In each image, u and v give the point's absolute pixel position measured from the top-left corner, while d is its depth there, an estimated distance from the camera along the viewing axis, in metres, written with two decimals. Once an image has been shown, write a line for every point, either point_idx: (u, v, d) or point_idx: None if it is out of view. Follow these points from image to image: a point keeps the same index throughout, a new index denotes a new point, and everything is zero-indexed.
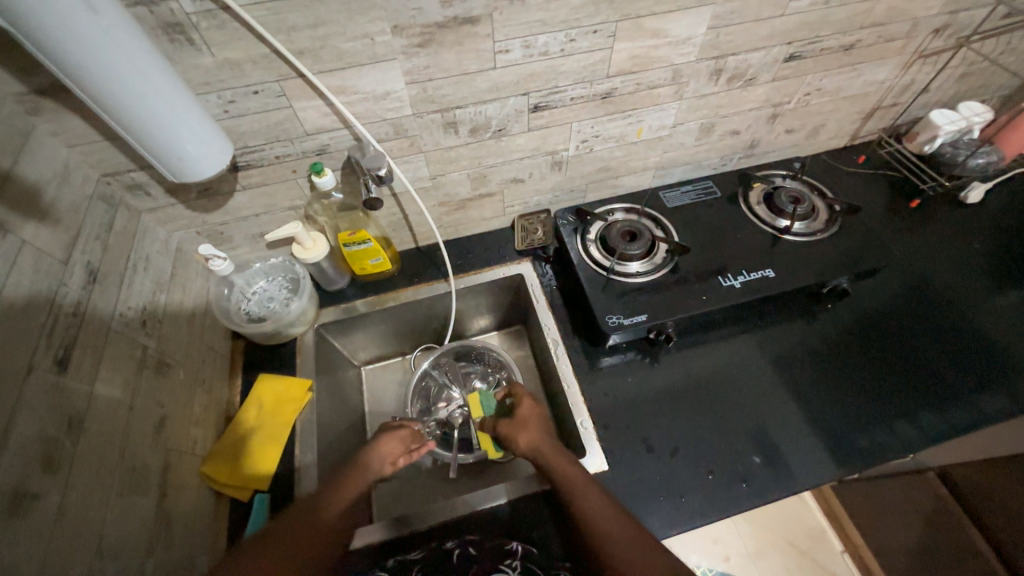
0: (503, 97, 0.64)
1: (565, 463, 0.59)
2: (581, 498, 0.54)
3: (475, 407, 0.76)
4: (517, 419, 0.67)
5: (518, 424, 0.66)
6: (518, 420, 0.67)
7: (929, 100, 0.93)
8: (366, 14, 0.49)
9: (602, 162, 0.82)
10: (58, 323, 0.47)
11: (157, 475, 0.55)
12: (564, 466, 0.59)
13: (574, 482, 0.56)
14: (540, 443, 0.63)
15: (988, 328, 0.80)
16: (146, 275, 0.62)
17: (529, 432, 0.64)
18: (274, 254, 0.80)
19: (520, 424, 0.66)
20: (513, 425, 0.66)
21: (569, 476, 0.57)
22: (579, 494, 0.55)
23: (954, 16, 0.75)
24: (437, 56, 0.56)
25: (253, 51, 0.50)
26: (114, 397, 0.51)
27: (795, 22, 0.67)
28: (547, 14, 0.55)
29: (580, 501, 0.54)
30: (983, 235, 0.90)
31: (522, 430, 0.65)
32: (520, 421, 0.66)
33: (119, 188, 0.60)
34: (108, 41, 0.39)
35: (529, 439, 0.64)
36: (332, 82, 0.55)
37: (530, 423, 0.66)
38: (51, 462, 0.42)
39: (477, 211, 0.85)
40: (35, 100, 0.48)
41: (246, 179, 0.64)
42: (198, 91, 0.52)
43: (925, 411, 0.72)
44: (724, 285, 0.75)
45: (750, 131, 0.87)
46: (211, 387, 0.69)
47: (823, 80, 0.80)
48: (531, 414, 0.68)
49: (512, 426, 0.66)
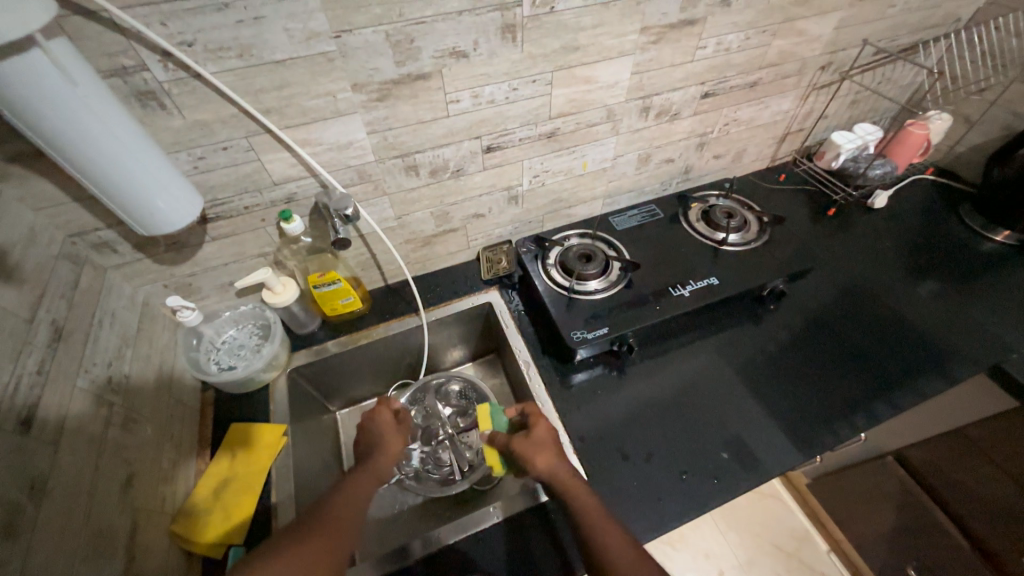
0: (457, 141, 0.71)
1: (578, 488, 0.59)
2: (598, 528, 0.55)
3: (484, 420, 0.72)
4: (534, 438, 0.66)
5: (535, 444, 0.65)
6: (536, 441, 0.65)
7: (829, 124, 1.07)
8: (327, 76, 0.55)
9: (554, 194, 0.90)
10: (21, 382, 0.46)
11: (124, 538, 0.52)
12: (579, 494, 0.59)
13: (589, 511, 0.57)
14: (556, 466, 0.62)
15: (912, 313, 0.90)
16: (112, 331, 0.62)
17: (545, 453, 0.64)
18: (243, 301, 0.81)
19: (538, 444, 0.65)
20: (535, 443, 0.64)
21: (585, 504, 0.58)
22: (593, 525, 0.55)
23: (833, 55, 0.89)
24: (395, 109, 0.62)
25: (222, 112, 0.54)
26: (79, 456, 0.50)
27: (704, 66, 0.78)
28: (490, 68, 0.63)
29: (596, 530, 0.55)
30: (892, 235, 1.03)
31: (540, 450, 0.64)
32: (540, 441, 0.65)
33: (85, 247, 0.60)
34: (85, 109, 0.42)
35: (549, 461, 0.62)
36: (298, 136, 0.60)
37: (545, 443, 0.65)
38: (12, 527, 0.41)
39: (443, 246, 0.90)
40: (4, 168, 0.49)
41: (214, 229, 0.67)
42: (169, 150, 0.55)
43: (869, 394, 0.78)
44: (676, 295, 0.82)
45: (683, 158, 0.97)
46: (181, 443, 0.67)
47: (737, 112, 0.92)
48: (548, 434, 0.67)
49: (528, 446, 0.65)
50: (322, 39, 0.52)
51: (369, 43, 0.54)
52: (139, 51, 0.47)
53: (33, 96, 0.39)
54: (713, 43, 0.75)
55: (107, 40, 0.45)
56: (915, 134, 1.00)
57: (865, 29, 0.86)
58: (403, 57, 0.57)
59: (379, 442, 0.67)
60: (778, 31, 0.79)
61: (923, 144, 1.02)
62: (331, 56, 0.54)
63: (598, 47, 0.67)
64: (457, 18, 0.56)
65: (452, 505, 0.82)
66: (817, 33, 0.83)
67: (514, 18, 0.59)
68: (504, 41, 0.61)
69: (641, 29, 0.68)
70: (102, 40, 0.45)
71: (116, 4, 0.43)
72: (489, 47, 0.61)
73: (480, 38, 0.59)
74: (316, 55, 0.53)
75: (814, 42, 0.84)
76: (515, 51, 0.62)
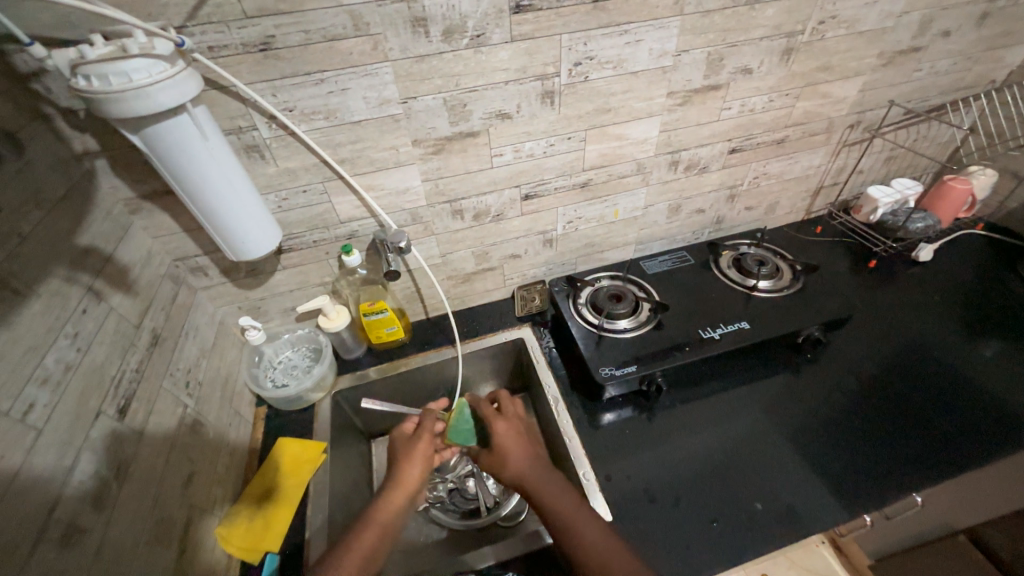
0: (499, 189, 0.79)
1: (551, 487, 0.60)
2: (573, 528, 0.57)
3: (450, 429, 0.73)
4: (495, 445, 0.66)
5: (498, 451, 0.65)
6: (496, 448, 0.66)
7: (865, 178, 1.09)
8: (394, 133, 0.66)
9: (587, 239, 0.96)
10: (123, 377, 0.55)
11: (180, 529, 0.58)
12: (551, 494, 0.60)
13: (558, 508, 0.59)
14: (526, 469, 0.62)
15: (968, 370, 0.85)
16: (194, 342, 0.71)
17: (512, 459, 0.64)
18: (301, 325, 0.90)
19: (500, 450, 0.65)
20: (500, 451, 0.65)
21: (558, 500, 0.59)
22: (570, 524, 0.57)
23: (862, 115, 0.93)
24: (447, 161, 0.72)
25: (306, 161, 0.65)
26: (156, 447, 0.57)
27: (730, 124, 0.85)
28: (530, 127, 0.72)
29: (569, 529, 0.57)
30: (942, 291, 0.99)
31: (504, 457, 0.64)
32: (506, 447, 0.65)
33: (185, 270, 0.72)
34: (210, 157, 0.53)
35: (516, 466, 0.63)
36: (364, 182, 0.70)
37: (507, 446, 0.65)
38: (100, 501, 0.47)
39: (481, 284, 0.97)
40: (139, 203, 0.62)
41: (287, 259, 0.77)
42: (262, 192, 0.66)
43: (921, 452, 0.73)
44: (705, 337, 0.83)
45: (713, 209, 1.01)
46: (234, 450, 0.74)
47: (767, 166, 0.96)
48: (506, 435, 0.66)
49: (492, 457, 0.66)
50: (392, 104, 0.63)
51: (430, 107, 0.65)
52: (253, 115, 0.59)
53: (177, 148, 0.50)
54: (737, 105, 0.82)
55: (231, 108, 0.57)
56: (958, 189, 1.00)
57: (892, 91, 0.90)
58: (458, 119, 0.67)
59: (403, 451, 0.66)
60: (802, 94, 0.84)
61: (967, 199, 1.01)
62: (397, 117, 0.64)
63: (628, 109, 0.75)
64: (504, 86, 0.66)
65: (475, 541, 0.82)
66: (842, 95, 0.88)
67: (553, 86, 0.68)
68: (544, 104, 0.70)
69: (668, 94, 0.75)
70: (228, 107, 0.57)
71: (242, 81, 0.55)
72: (530, 110, 0.70)
73: (523, 102, 0.69)
74: (386, 116, 0.64)
75: (840, 103, 0.89)
76: (552, 113, 0.71)
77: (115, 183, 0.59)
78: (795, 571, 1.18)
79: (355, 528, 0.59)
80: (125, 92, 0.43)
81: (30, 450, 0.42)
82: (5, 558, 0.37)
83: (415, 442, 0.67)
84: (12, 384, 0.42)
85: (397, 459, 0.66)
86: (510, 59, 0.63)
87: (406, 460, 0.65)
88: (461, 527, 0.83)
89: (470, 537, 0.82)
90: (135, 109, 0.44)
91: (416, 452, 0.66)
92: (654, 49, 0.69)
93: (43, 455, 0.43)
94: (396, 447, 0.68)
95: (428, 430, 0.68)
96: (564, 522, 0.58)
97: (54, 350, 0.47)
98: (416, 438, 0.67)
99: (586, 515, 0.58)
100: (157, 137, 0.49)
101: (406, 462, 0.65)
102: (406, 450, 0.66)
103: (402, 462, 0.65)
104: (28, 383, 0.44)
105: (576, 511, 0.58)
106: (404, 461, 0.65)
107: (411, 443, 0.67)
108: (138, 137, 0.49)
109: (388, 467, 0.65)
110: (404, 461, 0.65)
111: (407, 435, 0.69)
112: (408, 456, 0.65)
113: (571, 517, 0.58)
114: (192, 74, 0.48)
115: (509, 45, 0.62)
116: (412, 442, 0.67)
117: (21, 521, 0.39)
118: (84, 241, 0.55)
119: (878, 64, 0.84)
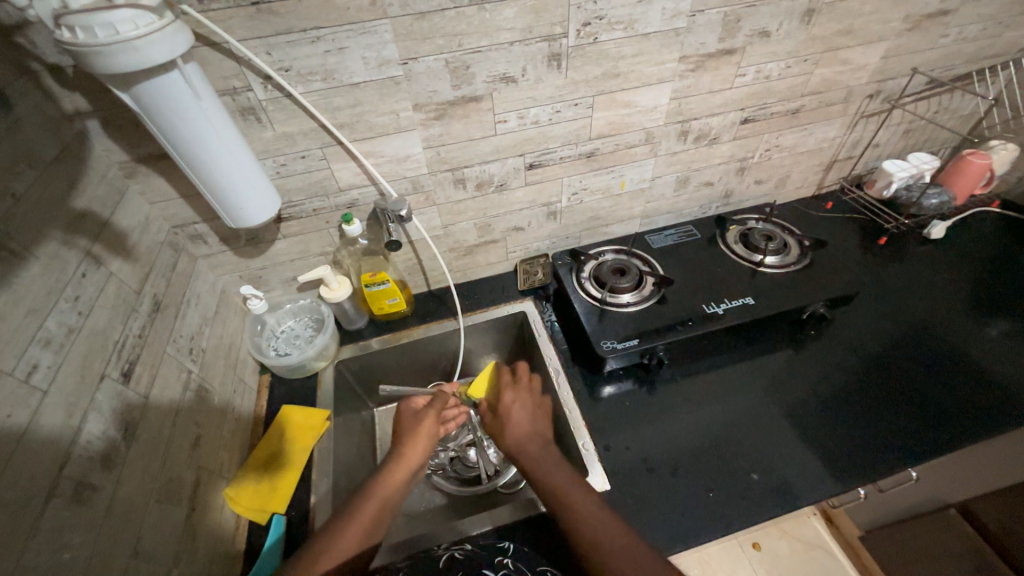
0: (503, 158, 0.77)
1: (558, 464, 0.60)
2: (571, 502, 0.54)
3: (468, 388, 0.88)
4: (501, 415, 0.69)
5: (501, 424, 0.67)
6: (502, 417, 0.68)
7: (881, 152, 1.05)
8: (394, 97, 0.63)
9: (592, 212, 0.94)
10: (127, 342, 0.55)
11: (188, 490, 0.59)
12: (552, 469, 0.59)
13: (557, 482, 0.57)
14: (528, 442, 0.64)
15: (974, 348, 0.84)
16: (196, 310, 0.71)
17: (523, 427, 0.67)
18: (303, 295, 0.90)
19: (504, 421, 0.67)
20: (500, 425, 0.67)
21: (559, 482, 0.57)
22: (566, 499, 0.55)
23: (882, 84, 0.89)
24: (449, 127, 0.69)
25: (304, 126, 0.63)
26: (162, 410, 0.58)
27: (744, 92, 0.81)
28: (536, 92, 0.69)
29: (566, 502, 0.54)
30: (952, 269, 0.97)
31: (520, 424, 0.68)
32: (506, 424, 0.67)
33: (184, 237, 0.71)
34: (206, 118, 0.51)
35: (515, 441, 0.64)
36: (364, 148, 0.68)
37: (512, 418, 0.68)
38: (109, 460, 0.48)
39: (483, 256, 0.96)
40: (134, 167, 0.61)
41: (286, 228, 0.76)
42: (260, 157, 0.65)
43: (920, 427, 0.74)
44: (708, 312, 0.83)
45: (723, 182, 0.99)
46: (240, 415, 0.75)
47: (779, 138, 0.93)
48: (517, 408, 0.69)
49: (495, 425, 0.68)
50: (392, 65, 0.60)
51: (431, 69, 0.62)
52: (247, 75, 0.57)
53: (171, 108, 0.49)
54: (752, 71, 0.78)
55: (225, 66, 0.55)
56: (975, 164, 0.97)
57: (916, 58, 0.86)
58: (460, 82, 0.65)
59: (409, 423, 0.68)
60: (821, 60, 0.80)
61: (986, 174, 0.98)
62: (398, 80, 0.62)
63: (637, 74, 0.72)
64: (509, 48, 0.63)
65: (475, 507, 0.84)
66: (863, 62, 0.83)
67: (560, 48, 0.65)
68: (550, 68, 0.67)
69: (681, 58, 0.72)
70: (222, 66, 0.55)
71: (235, 38, 0.53)
72: (536, 73, 0.67)
73: (529, 65, 0.66)
74: (386, 79, 0.61)
75: (860, 70, 0.85)
76: (559, 77, 0.69)
77: (108, 146, 0.58)
78: (787, 540, 1.20)
79: (356, 500, 0.58)
80: (113, 45, 0.41)
81: (37, 409, 0.42)
82: (19, 511, 0.38)
83: (422, 416, 0.69)
84: (13, 344, 0.42)
85: (402, 432, 0.67)
86: (516, 18, 0.60)
87: (411, 435, 0.67)
88: (462, 493, 0.85)
89: (471, 503, 0.85)
90: (125, 64, 0.42)
91: (423, 427, 0.68)
92: (667, 8, 0.65)
93: (50, 414, 0.43)
94: (402, 422, 0.69)
95: (436, 408, 0.71)
96: (561, 498, 0.55)
97: (54, 314, 0.47)
98: (423, 414, 0.70)
99: (586, 492, 0.55)
100: (148, 94, 0.47)
101: (412, 436, 0.67)
102: (412, 425, 0.68)
103: (407, 435, 0.67)
104: (30, 344, 0.44)
105: (576, 486, 0.56)
106: (411, 435, 0.67)
107: (418, 418, 0.69)
108: (128, 95, 0.47)
109: (393, 439, 0.67)
110: (410, 435, 0.67)
111: (414, 410, 0.71)
112: (415, 431, 0.67)
113: (569, 494, 0.55)
114: (181, 28, 0.45)
115: (514, 2, 0.59)
116: (419, 417, 0.69)
117: (30, 478, 0.40)
118: (80, 205, 0.54)
119: (903, 28, 0.80)
